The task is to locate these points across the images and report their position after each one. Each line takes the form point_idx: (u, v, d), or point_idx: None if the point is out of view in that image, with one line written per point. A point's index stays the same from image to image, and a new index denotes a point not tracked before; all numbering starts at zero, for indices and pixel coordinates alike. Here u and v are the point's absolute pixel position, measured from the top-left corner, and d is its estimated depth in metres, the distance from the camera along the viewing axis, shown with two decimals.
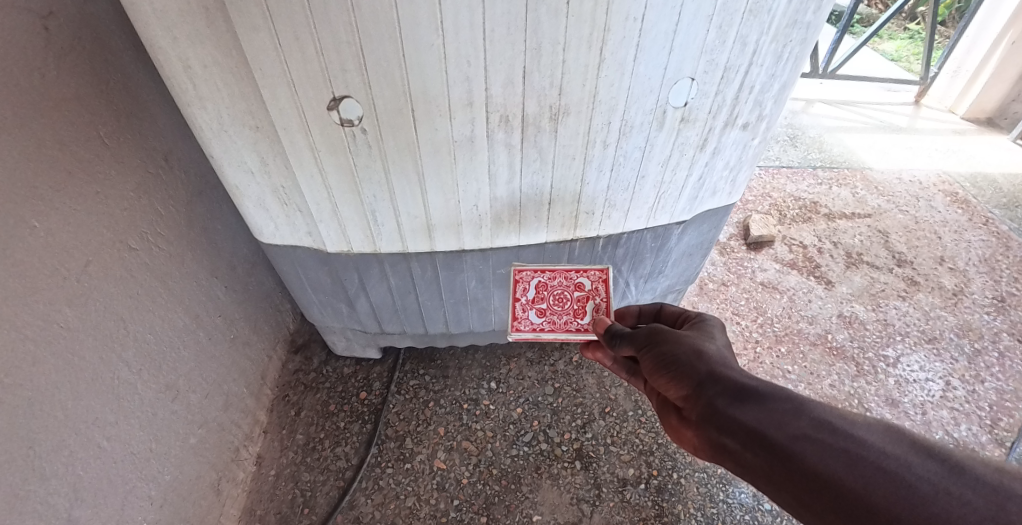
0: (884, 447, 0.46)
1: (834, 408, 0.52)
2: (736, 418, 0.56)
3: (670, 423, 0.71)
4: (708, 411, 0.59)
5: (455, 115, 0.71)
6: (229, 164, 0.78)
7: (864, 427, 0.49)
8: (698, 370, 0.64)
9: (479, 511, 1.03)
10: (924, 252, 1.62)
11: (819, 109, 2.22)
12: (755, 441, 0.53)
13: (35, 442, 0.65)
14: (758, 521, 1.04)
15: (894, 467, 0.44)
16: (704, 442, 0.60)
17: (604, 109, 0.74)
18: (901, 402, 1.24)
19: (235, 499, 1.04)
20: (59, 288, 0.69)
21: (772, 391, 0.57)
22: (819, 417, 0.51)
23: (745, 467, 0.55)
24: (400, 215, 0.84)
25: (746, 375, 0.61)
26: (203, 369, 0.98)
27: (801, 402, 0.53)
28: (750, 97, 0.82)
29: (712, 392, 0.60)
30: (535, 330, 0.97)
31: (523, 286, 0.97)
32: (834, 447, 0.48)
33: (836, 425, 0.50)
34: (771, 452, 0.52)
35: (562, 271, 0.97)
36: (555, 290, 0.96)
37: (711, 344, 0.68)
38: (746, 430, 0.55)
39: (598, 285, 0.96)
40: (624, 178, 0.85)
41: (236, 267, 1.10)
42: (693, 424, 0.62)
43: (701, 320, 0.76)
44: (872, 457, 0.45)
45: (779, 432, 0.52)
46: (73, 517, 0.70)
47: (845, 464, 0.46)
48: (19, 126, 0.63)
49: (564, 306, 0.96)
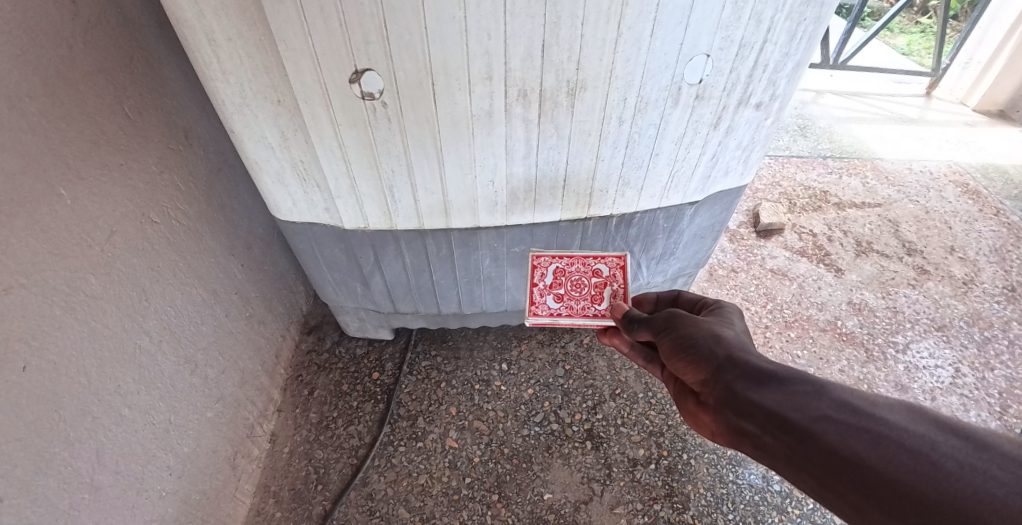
0: (907, 426, 0.47)
1: (855, 390, 0.53)
2: (756, 401, 0.57)
3: (685, 409, 0.72)
4: (727, 395, 0.60)
5: (474, 89, 0.71)
6: (250, 139, 0.79)
7: (886, 407, 0.50)
8: (716, 354, 0.65)
9: (491, 489, 1.04)
10: (935, 241, 1.62)
11: (829, 100, 2.21)
12: (775, 424, 0.54)
13: (61, 405, 0.66)
14: (768, 502, 1.05)
15: (917, 446, 0.45)
16: (722, 425, 0.62)
17: (621, 84, 0.75)
18: (911, 388, 1.25)
19: (250, 475, 1.06)
20: (84, 256, 0.71)
21: (791, 374, 0.58)
22: (840, 398, 0.53)
23: (764, 449, 0.56)
24: (418, 190, 0.84)
25: (765, 360, 0.62)
26: (220, 344, 1.00)
27: (821, 385, 0.55)
28: (765, 76, 0.82)
29: (730, 375, 0.61)
30: (552, 315, 0.96)
31: (541, 271, 0.98)
32: (856, 428, 0.49)
33: (857, 406, 0.51)
34: (792, 433, 0.53)
35: (579, 258, 0.99)
36: (573, 275, 0.98)
37: (728, 329, 0.69)
38: (766, 412, 0.56)
39: (615, 271, 0.98)
40: (638, 155, 0.86)
41: (251, 247, 1.12)
42: (711, 408, 0.63)
43: (718, 307, 0.77)
44: (895, 437, 0.47)
45: (800, 413, 0.53)
46: (96, 482, 0.72)
47: (868, 444, 0.47)
48: (48, 95, 0.65)
49: (581, 292, 0.97)
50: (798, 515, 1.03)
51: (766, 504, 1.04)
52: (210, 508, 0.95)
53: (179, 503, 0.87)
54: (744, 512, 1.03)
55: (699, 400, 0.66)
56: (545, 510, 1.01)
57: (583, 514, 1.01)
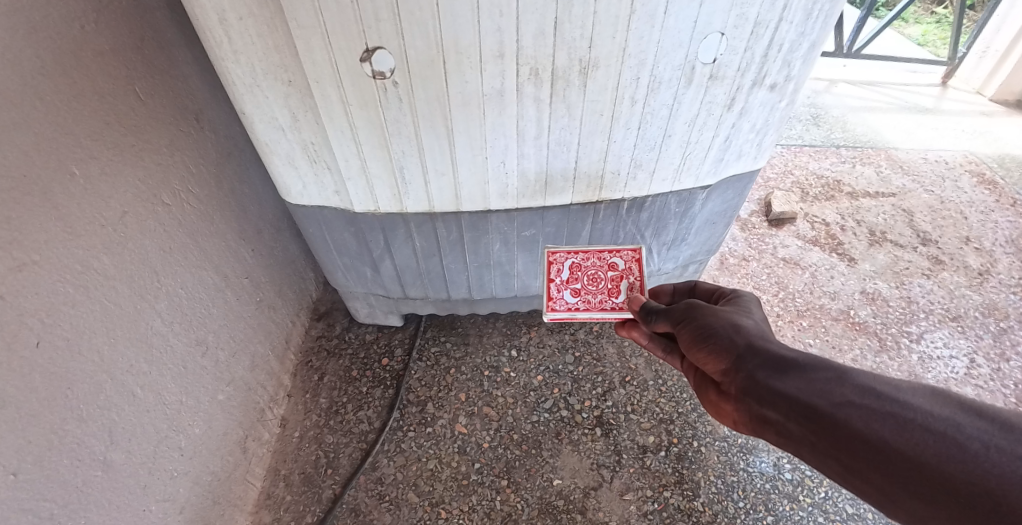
0: (931, 409, 0.47)
1: (878, 375, 0.53)
2: (778, 389, 0.57)
3: (708, 398, 0.72)
4: (748, 384, 0.60)
5: (486, 67, 0.71)
6: (261, 121, 0.79)
7: (910, 391, 0.49)
8: (736, 343, 0.65)
9: (500, 474, 1.04)
10: (950, 231, 1.59)
11: (842, 89, 2.18)
12: (798, 411, 0.54)
13: (74, 382, 0.67)
14: (779, 490, 1.04)
15: (943, 429, 0.45)
16: (745, 414, 0.61)
17: (633, 63, 0.74)
18: (924, 378, 1.23)
19: (261, 458, 1.07)
20: (96, 236, 0.71)
21: (813, 361, 0.57)
22: (863, 384, 0.52)
23: (788, 437, 0.55)
24: (428, 172, 0.84)
25: (786, 348, 0.61)
26: (230, 328, 1.00)
27: (844, 370, 0.54)
28: (780, 56, 0.81)
29: (751, 365, 0.61)
30: (570, 310, 0.98)
31: (557, 268, 0.99)
32: (880, 413, 0.49)
33: (881, 390, 0.51)
34: (815, 420, 0.52)
35: (595, 252, 1.00)
36: (589, 270, 0.99)
37: (748, 318, 0.69)
38: (788, 400, 0.55)
39: (631, 264, 0.99)
40: (650, 137, 0.85)
41: (261, 232, 1.12)
42: (733, 398, 0.63)
43: (736, 296, 0.76)
44: (919, 420, 0.46)
45: (823, 400, 0.53)
46: (109, 460, 0.72)
47: (892, 428, 0.47)
48: (61, 73, 0.65)
49: (598, 286, 0.98)
50: (810, 503, 1.02)
51: (778, 493, 1.03)
52: (222, 489, 0.96)
53: (191, 484, 0.88)
54: (755, 500, 1.02)
55: (721, 389, 0.66)
56: (555, 496, 1.01)
57: (593, 500, 1.00)
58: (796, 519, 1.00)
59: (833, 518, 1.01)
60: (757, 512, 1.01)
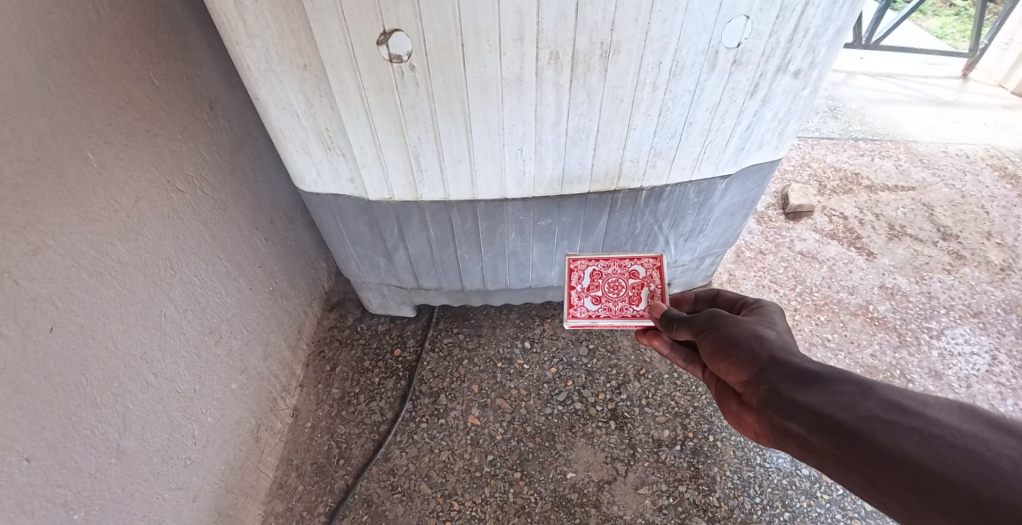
0: (960, 426, 0.45)
1: (905, 390, 0.51)
2: (800, 402, 0.55)
3: (729, 409, 0.70)
4: (770, 395, 0.59)
5: (505, 51, 0.69)
6: (276, 107, 0.77)
7: (937, 406, 0.47)
8: (759, 354, 0.63)
9: (513, 467, 1.03)
10: (971, 226, 1.55)
11: (861, 81, 2.14)
12: (821, 424, 0.52)
13: (88, 368, 0.66)
14: (797, 486, 1.02)
15: (972, 446, 0.42)
16: (766, 426, 0.60)
17: (656, 48, 0.71)
18: (945, 375, 1.20)
19: (273, 448, 1.07)
20: (111, 221, 0.71)
21: (837, 374, 0.56)
22: (888, 398, 0.50)
23: (811, 451, 0.53)
24: (444, 159, 0.83)
25: (810, 361, 0.60)
26: (244, 316, 1.00)
27: (869, 385, 0.52)
28: (805, 41, 0.77)
29: (774, 376, 0.60)
30: (591, 317, 0.95)
31: (577, 274, 0.98)
32: (906, 428, 0.47)
33: (907, 406, 0.49)
34: (839, 433, 0.51)
35: (615, 260, 0.99)
36: (610, 277, 0.97)
37: (770, 329, 0.67)
38: (811, 413, 0.54)
39: (653, 272, 0.97)
40: (671, 124, 0.83)
41: (274, 221, 1.12)
42: (755, 409, 0.61)
43: (758, 305, 0.74)
44: (947, 436, 0.44)
45: (847, 413, 0.51)
46: (123, 447, 0.72)
47: (918, 443, 0.45)
48: (76, 56, 0.65)
49: (619, 293, 0.95)
50: (827, 500, 1.00)
51: (795, 489, 1.01)
52: (235, 478, 0.95)
53: (204, 473, 0.88)
54: (771, 496, 1.00)
55: (742, 400, 0.64)
56: (568, 489, 1.00)
57: (607, 494, 0.99)
58: (814, 516, 0.98)
59: (852, 515, 0.99)
60: (774, 508, 0.99)
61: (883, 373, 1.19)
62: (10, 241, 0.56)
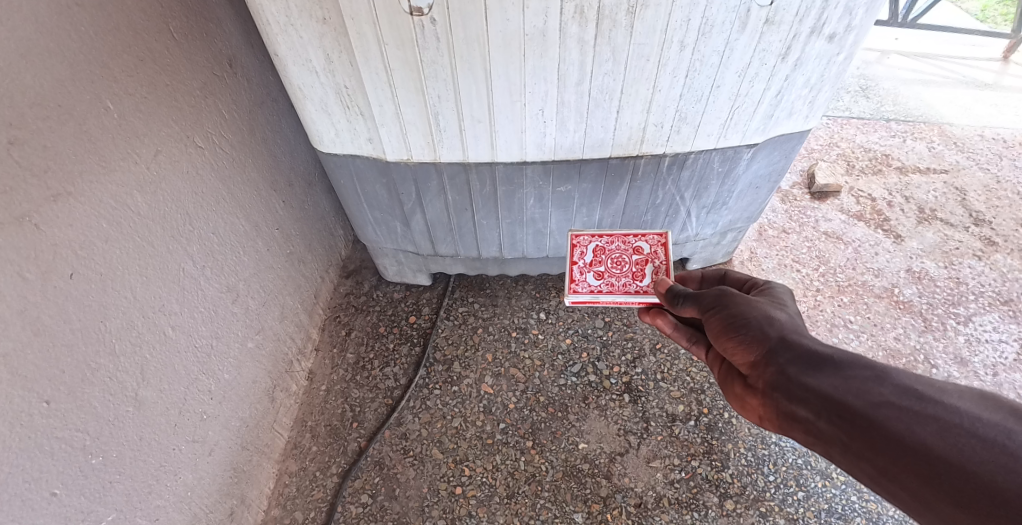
0: (980, 414, 0.42)
1: (922, 377, 0.48)
2: (811, 386, 0.53)
3: (734, 392, 0.69)
4: (780, 379, 0.57)
5: (529, 3, 0.65)
6: (296, 63, 0.76)
7: (956, 393, 0.44)
8: (769, 335, 0.61)
9: (525, 435, 1.03)
10: (1006, 212, 1.48)
11: (895, 61, 2.05)
12: (830, 409, 0.50)
13: (106, 316, 0.67)
14: (812, 466, 1.00)
15: (990, 435, 0.40)
16: (773, 410, 0.58)
17: (686, 3, 0.67)
18: (971, 362, 1.16)
19: (288, 409, 1.09)
20: (131, 172, 0.71)
21: (850, 358, 0.53)
22: (903, 384, 0.48)
23: (818, 437, 0.52)
24: (464, 118, 0.81)
25: (823, 343, 0.57)
26: (262, 277, 1.01)
27: (883, 369, 0.50)
28: (843, 1, 0.72)
29: (784, 359, 0.57)
30: (593, 293, 0.92)
31: (580, 249, 0.96)
32: (920, 415, 0.44)
33: (922, 392, 0.46)
34: (850, 420, 0.48)
35: (620, 236, 0.97)
36: (613, 253, 0.95)
37: (781, 311, 0.65)
38: (821, 398, 0.52)
39: (657, 248, 0.94)
40: (697, 87, 0.79)
41: (293, 184, 1.12)
42: (762, 392, 0.60)
43: (769, 286, 0.72)
44: (965, 425, 0.41)
45: (859, 399, 0.49)
46: (141, 397, 0.73)
47: (935, 432, 0.42)
48: (96, 5, 0.64)
49: (623, 269, 0.92)
50: (843, 481, 0.98)
51: (810, 469, 0.99)
52: (250, 436, 0.97)
53: (221, 428, 0.89)
54: (786, 475, 0.98)
55: (749, 383, 0.62)
56: (580, 459, 1.00)
57: (619, 465, 0.99)
58: (828, 496, 0.96)
59: (867, 498, 0.96)
60: (788, 487, 0.97)
61: (906, 357, 1.16)
62: (31, 185, 0.57)
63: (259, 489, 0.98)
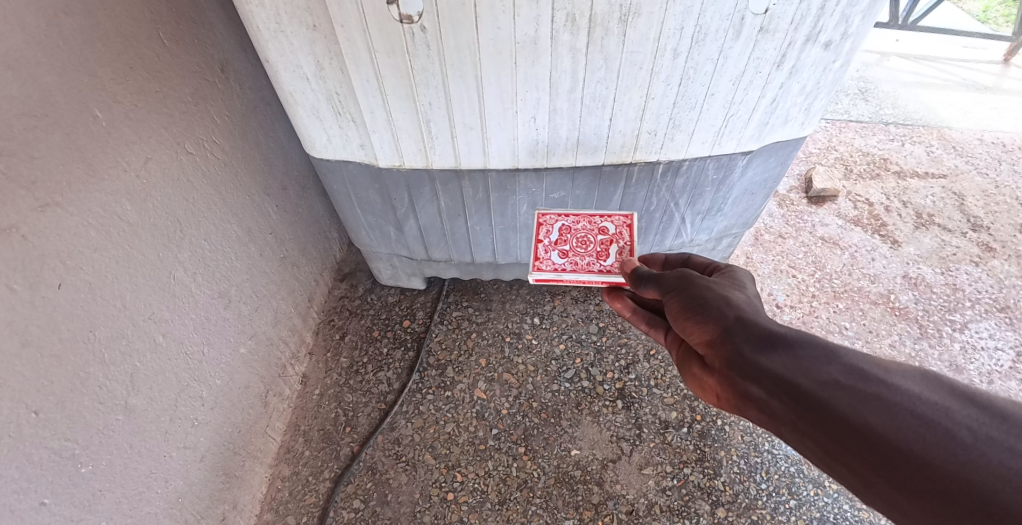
0: (921, 393, 0.41)
1: (868, 355, 0.47)
2: (763, 365, 0.51)
3: (693, 372, 0.67)
4: (733, 358, 0.54)
5: (520, 11, 0.65)
6: (287, 69, 0.75)
7: (899, 373, 0.44)
8: (726, 315, 0.59)
9: (518, 441, 1.03)
10: (1004, 218, 1.47)
11: (895, 63, 2.04)
12: (780, 388, 0.49)
13: (96, 326, 0.67)
14: (804, 474, 1.00)
15: (931, 414, 0.39)
16: (726, 389, 0.56)
17: (679, 10, 0.67)
18: (966, 369, 1.16)
19: (282, 413, 1.08)
20: (120, 180, 0.71)
21: (801, 336, 0.52)
22: (849, 364, 0.46)
23: (768, 415, 0.50)
24: (456, 125, 0.80)
25: (776, 322, 0.56)
26: (255, 282, 1.01)
27: (832, 348, 0.49)
28: (839, 9, 0.71)
29: (738, 338, 0.55)
30: (557, 271, 0.94)
31: (546, 228, 0.96)
32: (865, 394, 0.43)
33: (868, 371, 0.45)
34: (798, 400, 0.47)
35: (587, 215, 0.96)
36: (578, 233, 0.95)
37: (739, 292, 0.63)
38: (771, 377, 0.50)
39: (622, 229, 0.95)
40: (692, 94, 0.79)
41: (287, 188, 1.12)
42: (717, 371, 0.58)
43: (730, 269, 0.70)
44: (907, 404, 0.41)
45: (807, 378, 0.47)
46: (131, 405, 0.73)
47: (877, 411, 0.42)
48: (84, 13, 0.64)
49: (587, 249, 0.94)
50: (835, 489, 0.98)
51: (803, 477, 0.99)
52: (243, 441, 0.97)
53: (213, 434, 0.89)
54: (778, 483, 0.98)
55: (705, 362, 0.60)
56: (572, 466, 1.00)
57: (611, 472, 0.99)
58: (820, 505, 0.96)
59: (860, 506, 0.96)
60: (780, 495, 0.97)
61: (901, 364, 1.16)
62: (18, 197, 0.56)
63: (252, 494, 0.98)
